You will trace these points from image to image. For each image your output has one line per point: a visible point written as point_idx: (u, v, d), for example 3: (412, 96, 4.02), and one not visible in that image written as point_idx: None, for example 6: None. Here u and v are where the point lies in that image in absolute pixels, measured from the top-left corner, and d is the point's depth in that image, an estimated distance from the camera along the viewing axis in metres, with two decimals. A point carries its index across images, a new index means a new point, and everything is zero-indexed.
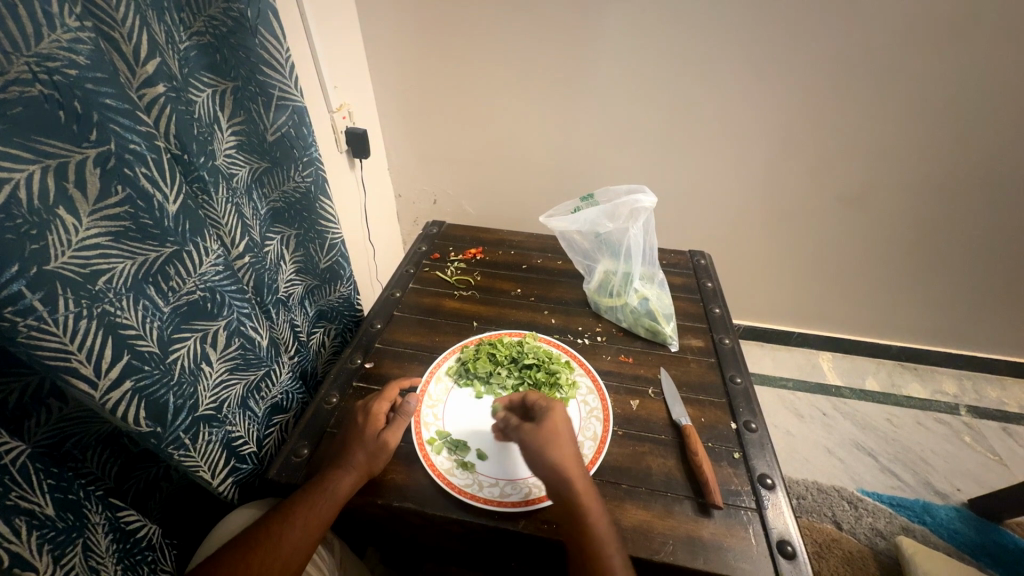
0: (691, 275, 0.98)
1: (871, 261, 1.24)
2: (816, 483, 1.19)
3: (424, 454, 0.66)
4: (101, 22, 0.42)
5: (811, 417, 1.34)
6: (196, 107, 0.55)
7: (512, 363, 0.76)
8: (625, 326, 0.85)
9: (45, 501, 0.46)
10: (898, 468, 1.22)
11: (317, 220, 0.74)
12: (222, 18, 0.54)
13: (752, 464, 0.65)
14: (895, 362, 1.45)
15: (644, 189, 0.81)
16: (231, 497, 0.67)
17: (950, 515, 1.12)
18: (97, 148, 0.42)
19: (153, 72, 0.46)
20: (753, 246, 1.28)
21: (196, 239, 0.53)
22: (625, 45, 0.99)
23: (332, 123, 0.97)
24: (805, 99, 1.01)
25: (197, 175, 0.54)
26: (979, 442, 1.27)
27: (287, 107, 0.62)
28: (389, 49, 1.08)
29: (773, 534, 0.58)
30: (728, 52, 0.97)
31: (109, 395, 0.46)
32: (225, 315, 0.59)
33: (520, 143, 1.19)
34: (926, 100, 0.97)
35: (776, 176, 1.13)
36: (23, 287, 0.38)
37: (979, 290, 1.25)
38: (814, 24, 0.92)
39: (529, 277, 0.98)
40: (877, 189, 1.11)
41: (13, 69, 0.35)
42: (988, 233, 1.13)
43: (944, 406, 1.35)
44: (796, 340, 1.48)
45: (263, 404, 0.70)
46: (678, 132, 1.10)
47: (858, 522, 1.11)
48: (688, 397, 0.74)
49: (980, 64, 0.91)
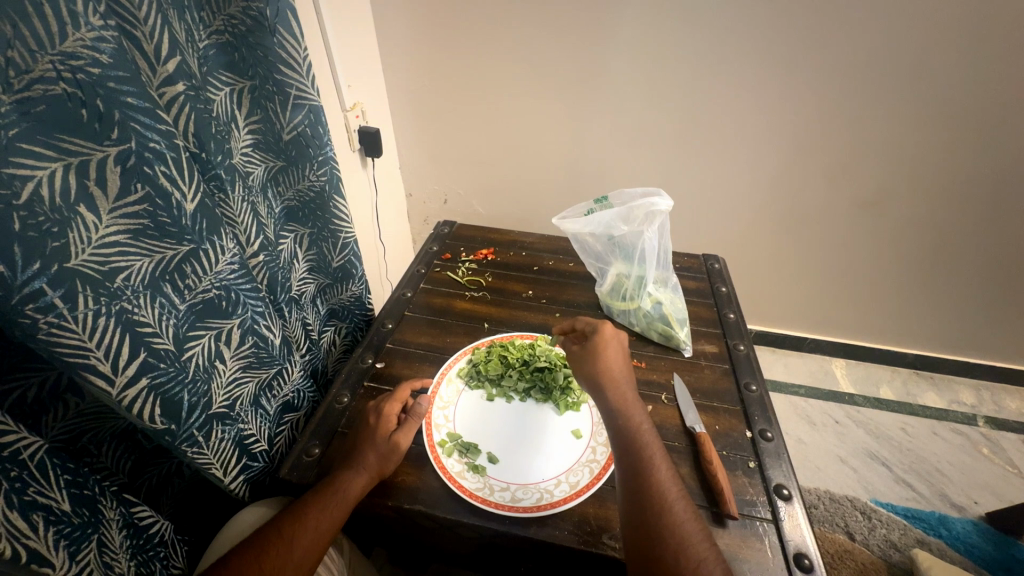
0: (705, 279, 0.97)
1: (888, 268, 1.22)
2: (828, 492, 1.17)
3: (435, 457, 0.65)
4: (123, 21, 0.42)
5: (823, 425, 1.32)
6: (214, 105, 0.55)
7: (524, 366, 0.76)
8: (637, 330, 0.84)
9: (62, 497, 0.47)
10: (913, 478, 1.20)
11: (331, 220, 0.74)
12: (241, 17, 0.54)
13: (767, 473, 0.64)
14: (910, 370, 1.42)
15: (659, 192, 0.80)
16: (242, 495, 0.67)
17: (967, 528, 1.10)
18: (118, 146, 0.42)
19: (173, 70, 0.46)
20: (768, 251, 1.26)
21: (212, 238, 0.53)
22: (640, 47, 0.99)
23: (346, 122, 0.97)
24: (824, 102, 0.99)
25: (214, 173, 0.54)
26: (997, 454, 1.25)
27: (304, 106, 0.62)
28: (402, 49, 1.08)
29: (790, 546, 0.57)
30: (745, 55, 0.96)
31: (125, 392, 0.46)
32: (239, 314, 0.59)
33: (533, 144, 1.18)
34: (949, 105, 0.95)
35: (792, 180, 1.12)
36: (45, 284, 0.38)
37: (998, 299, 1.22)
38: (836, 27, 0.90)
39: (541, 279, 0.97)
40: (895, 195, 1.09)
41: (37, 67, 0.35)
42: (1009, 242, 1.11)
43: (961, 416, 1.33)
44: (809, 346, 1.46)
45: (274, 402, 0.70)
46: (692, 135, 1.09)
47: (872, 533, 1.09)
48: (701, 404, 0.73)
49: (1005, 69, 0.89)
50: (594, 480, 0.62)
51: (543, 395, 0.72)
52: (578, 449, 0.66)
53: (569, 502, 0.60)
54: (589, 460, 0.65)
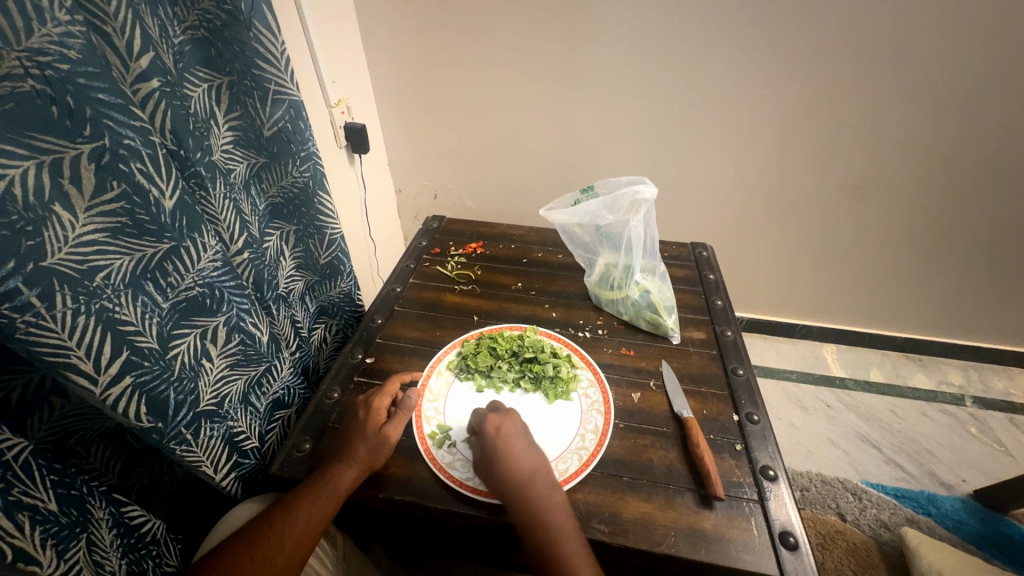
0: (693, 267, 0.97)
1: (874, 252, 1.23)
2: (820, 475, 1.19)
3: (425, 448, 0.66)
4: (93, 16, 0.42)
5: (815, 409, 1.33)
6: (192, 102, 0.54)
7: (513, 357, 0.76)
8: (626, 319, 0.85)
9: (48, 497, 0.47)
10: (902, 459, 1.21)
11: (316, 216, 0.74)
12: (215, 11, 0.53)
13: (754, 455, 0.65)
14: (899, 353, 1.44)
15: (644, 181, 0.81)
16: (234, 492, 0.67)
17: (955, 506, 1.11)
18: (91, 144, 0.42)
19: (147, 66, 0.46)
20: (756, 238, 1.27)
21: (193, 235, 0.53)
22: (623, 37, 0.98)
23: (330, 118, 0.97)
24: (809, 88, 0.99)
25: (194, 170, 0.54)
26: (985, 432, 1.27)
27: (283, 101, 0.62)
28: (387, 44, 1.07)
29: (776, 526, 0.58)
30: (727, 42, 0.96)
31: (109, 391, 0.46)
32: (225, 311, 0.59)
33: (520, 136, 1.18)
34: (932, 87, 0.95)
35: (778, 167, 1.12)
36: (20, 283, 0.38)
37: (984, 280, 1.23)
38: (819, 12, 0.90)
39: (530, 271, 0.97)
40: (880, 179, 1.10)
41: (5, 64, 0.35)
42: (993, 222, 1.12)
43: (950, 397, 1.34)
44: (800, 332, 1.47)
45: (264, 400, 0.70)
46: (677, 124, 1.09)
47: (862, 514, 1.11)
48: (689, 390, 0.73)
49: (986, 50, 0.90)
50: (583, 467, 0.63)
51: (532, 384, 0.73)
52: (567, 437, 0.67)
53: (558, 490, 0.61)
54: (578, 448, 0.65)
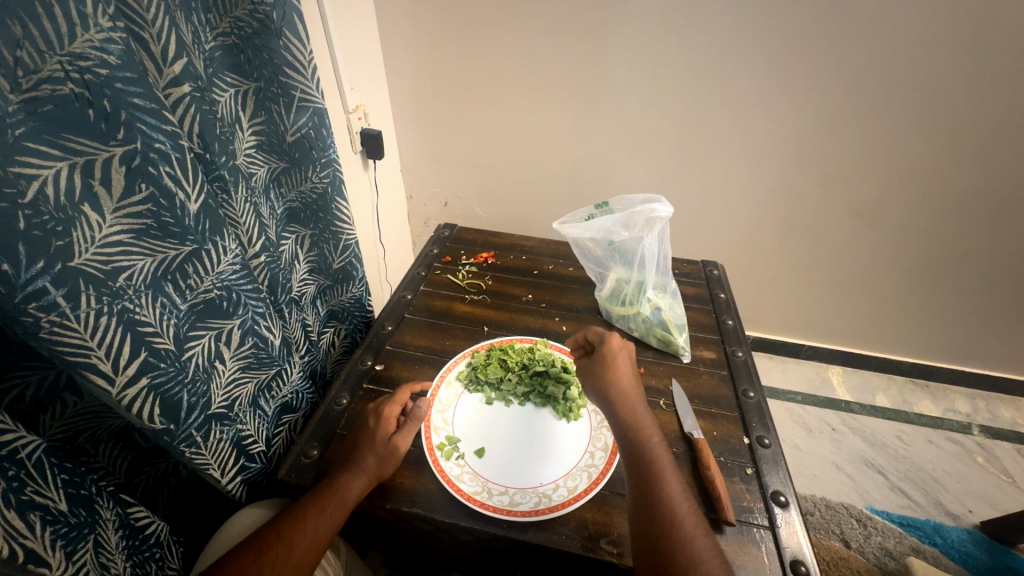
0: (704, 286, 0.97)
1: (884, 276, 1.23)
2: (824, 500, 1.18)
3: (434, 459, 0.65)
4: (132, 22, 0.43)
5: (820, 432, 1.33)
6: (219, 107, 0.55)
7: (524, 370, 0.76)
8: (636, 335, 0.85)
9: (59, 497, 0.47)
10: (908, 486, 1.20)
11: (333, 221, 0.74)
12: (248, 19, 0.54)
13: (765, 480, 0.64)
14: (906, 379, 1.43)
15: (660, 199, 0.81)
16: (239, 495, 0.67)
17: (962, 537, 1.10)
18: (124, 146, 0.42)
19: (180, 72, 0.46)
20: (766, 258, 1.27)
21: (215, 238, 0.53)
22: (641, 54, 0.99)
23: (348, 124, 0.97)
24: (825, 111, 1.00)
25: (218, 174, 0.54)
26: (992, 462, 1.26)
27: (309, 108, 0.63)
28: (405, 52, 1.08)
29: (787, 553, 0.57)
30: (746, 61, 0.96)
31: (125, 392, 0.46)
32: (240, 314, 0.59)
33: (534, 148, 1.19)
34: (948, 115, 0.96)
35: (791, 187, 1.12)
36: (48, 283, 0.38)
37: (994, 308, 1.23)
38: (838, 36, 0.91)
39: (540, 283, 0.97)
40: (892, 205, 1.10)
41: (46, 67, 0.36)
42: (1003, 251, 1.12)
43: (957, 425, 1.33)
44: (806, 353, 1.47)
45: (273, 403, 0.70)
46: (691, 142, 1.10)
47: (867, 541, 1.09)
48: (700, 410, 0.73)
49: (1004, 79, 0.90)
50: (592, 485, 0.62)
51: (542, 399, 0.73)
52: (577, 454, 0.66)
53: (568, 506, 0.60)
54: (587, 465, 0.65)
